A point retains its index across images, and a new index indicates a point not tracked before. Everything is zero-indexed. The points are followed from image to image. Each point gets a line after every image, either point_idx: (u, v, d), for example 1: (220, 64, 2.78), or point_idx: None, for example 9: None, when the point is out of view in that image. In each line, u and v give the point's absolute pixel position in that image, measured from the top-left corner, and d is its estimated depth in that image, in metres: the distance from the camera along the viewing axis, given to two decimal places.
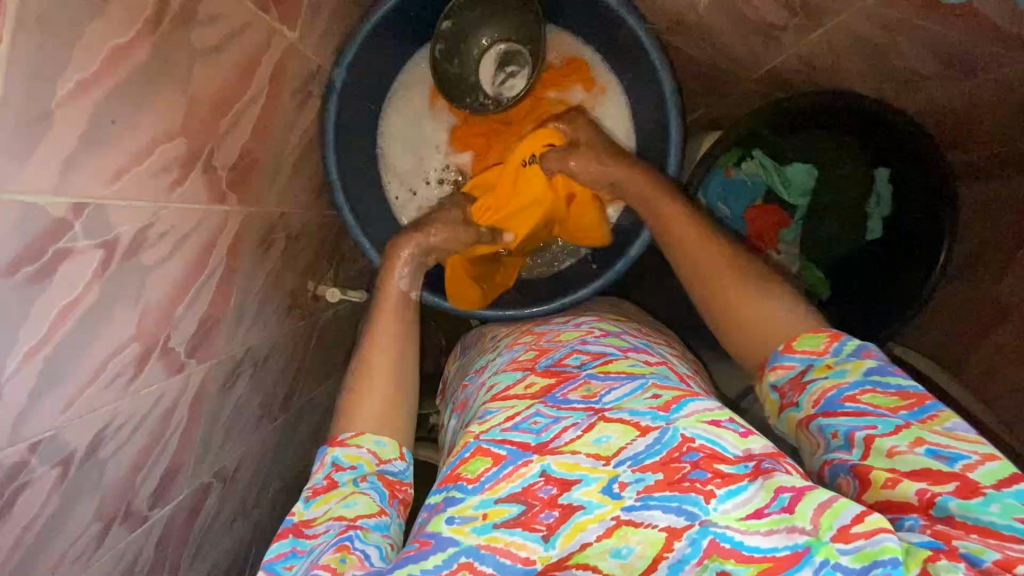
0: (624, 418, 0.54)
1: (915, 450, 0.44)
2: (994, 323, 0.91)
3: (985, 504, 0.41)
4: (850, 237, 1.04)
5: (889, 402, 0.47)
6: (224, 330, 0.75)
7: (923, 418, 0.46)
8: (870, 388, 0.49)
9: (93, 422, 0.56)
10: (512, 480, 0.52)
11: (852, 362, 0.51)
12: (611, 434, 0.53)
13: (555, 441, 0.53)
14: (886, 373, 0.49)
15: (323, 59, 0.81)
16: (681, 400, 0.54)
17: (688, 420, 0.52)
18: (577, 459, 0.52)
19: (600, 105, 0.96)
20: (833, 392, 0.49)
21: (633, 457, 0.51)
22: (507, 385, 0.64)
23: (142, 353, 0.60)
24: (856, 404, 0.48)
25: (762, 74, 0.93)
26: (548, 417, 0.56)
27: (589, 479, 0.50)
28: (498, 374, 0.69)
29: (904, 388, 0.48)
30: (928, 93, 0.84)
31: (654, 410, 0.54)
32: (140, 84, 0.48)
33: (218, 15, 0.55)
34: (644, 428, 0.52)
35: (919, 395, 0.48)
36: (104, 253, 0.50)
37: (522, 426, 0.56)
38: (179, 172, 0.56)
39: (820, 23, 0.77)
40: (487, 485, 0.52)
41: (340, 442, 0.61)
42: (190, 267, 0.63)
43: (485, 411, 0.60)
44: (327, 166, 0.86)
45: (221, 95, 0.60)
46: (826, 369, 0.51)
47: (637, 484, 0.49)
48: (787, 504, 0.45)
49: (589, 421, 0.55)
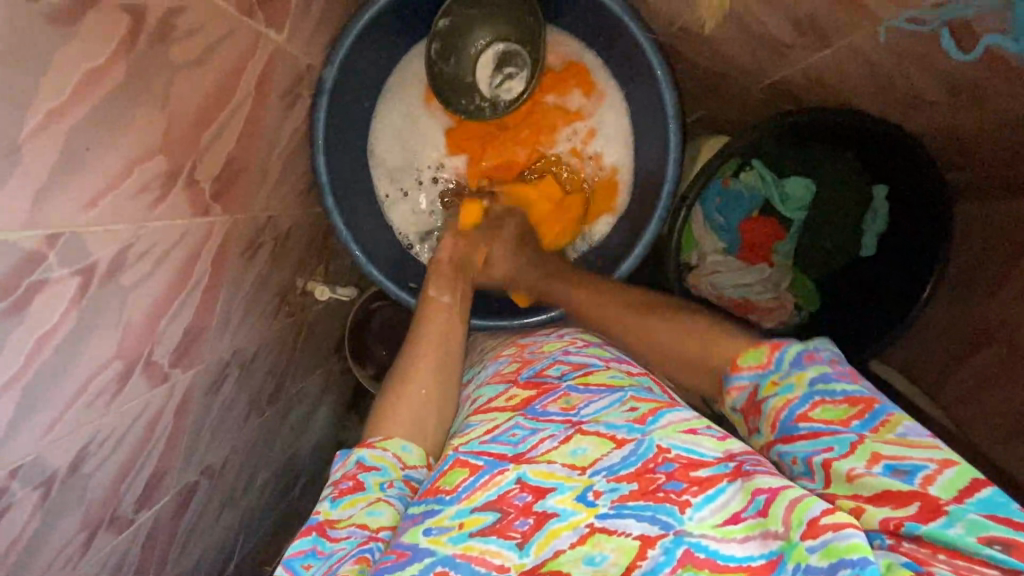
0: (601, 431, 0.56)
1: (873, 470, 0.44)
2: (976, 347, 0.93)
3: (949, 525, 0.40)
4: (847, 251, 1.04)
5: (839, 414, 0.48)
6: (208, 337, 0.75)
7: (874, 427, 0.46)
8: (818, 402, 0.49)
9: (76, 441, 0.56)
10: (489, 488, 0.53)
11: (795, 374, 0.52)
12: (587, 446, 0.55)
13: (532, 452, 0.55)
14: (830, 381, 0.50)
15: (314, 58, 0.78)
16: (656, 412, 0.57)
17: (664, 432, 0.54)
18: (552, 467, 0.53)
19: (599, 112, 0.92)
20: (786, 412, 0.50)
21: (608, 468, 0.52)
22: (489, 398, 0.67)
23: (124, 369, 0.59)
24: (809, 423, 0.49)
25: (764, 86, 0.91)
26: (526, 428, 0.59)
27: (564, 488, 0.51)
28: (482, 387, 0.71)
29: (851, 393, 0.49)
30: (932, 115, 0.83)
31: (630, 423, 0.56)
32: (117, 108, 0.46)
33: (199, 27, 0.52)
34: (620, 440, 0.54)
35: (866, 400, 0.48)
36: (81, 280, 0.49)
37: (501, 439, 0.58)
38: (160, 191, 0.54)
39: (830, 43, 0.73)
40: (464, 495, 0.53)
41: (368, 443, 0.64)
42: (174, 281, 0.62)
43: (467, 424, 0.64)
44: (317, 168, 0.83)
45: (204, 107, 0.57)
46: (774, 387, 0.52)
47: (612, 493, 0.50)
48: (762, 508, 0.45)
49: (567, 433, 0.57)
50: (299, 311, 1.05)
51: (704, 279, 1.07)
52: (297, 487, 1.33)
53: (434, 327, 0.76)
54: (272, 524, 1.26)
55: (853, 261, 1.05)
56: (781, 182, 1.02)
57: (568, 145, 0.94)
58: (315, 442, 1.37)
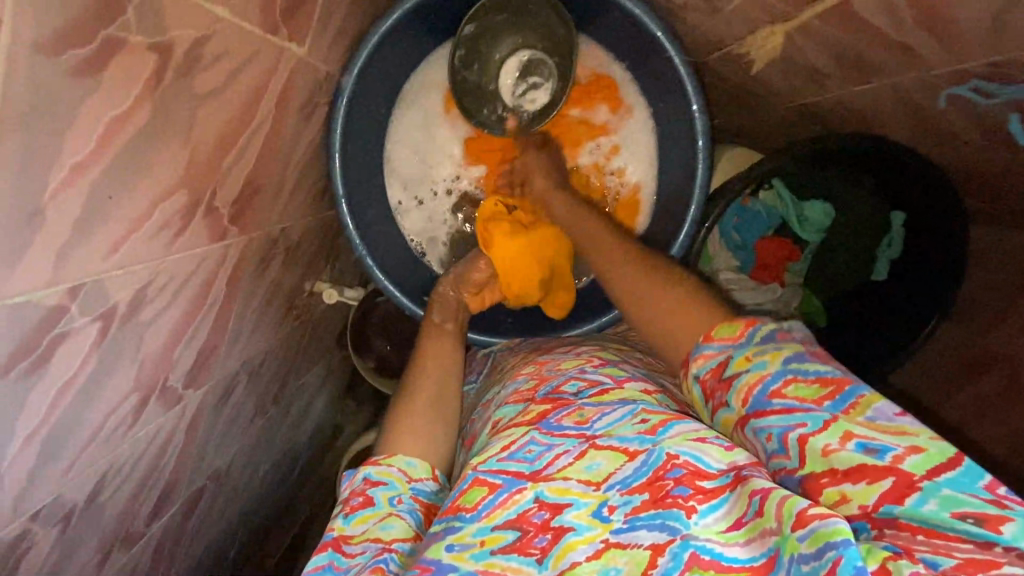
0: (614, 444, 0.52)
1: (846, 446, 0.43)
2: (980, 371, 0.95)
3: (922, 502, 0.39)
4: (857, 275, 1.05)
5: (811, 393, 0.46)
6: (219, 353, 0.73)
7: (846, 408, 0.45)
8: (791, 379, 0.48)
9: (94, 475, 0.55)
10: (508, 508, 0.50)
11: (770, 352, 0.50)
12: (601, 461, 0.51)
13: (549, 468, 0.52)
14: (804, 361, 0.48)
15: (332, 65, 0.74)
16: (667, 422, 0.53)
17: (674, 439, 0.50)
18: (569, 484, 0.50)
19: (624, 128, 0.90)
20: (759, 387, 0.48)
21: (622, 481, 0.49)
22: (510, 417, 0.62)
23: (140, 400, 0.58)
24: (782, 399, 0.47)
25: (793, 107, 0.88)
26: (542, 444, 0.55)
27: (579, 503, 0.49)
28: (501, 408, 0.67)
29: (823, 374, 0.47)
30: (961, 153, 0.81)
31: (641, 434, 0.52)
32: (140, 150, 0.43)
33: (224, 54, 0.49)
34: (633, 453, 0.51)
35: (838, 381, 0.46)
36: (101, 325, 0.46)
37: (517, 455, 0.54)
38: (179, 224, 0.52)
39: (872, 80, 0.70)
40: (484, 513, 0.50)
41: (373, 461, 0.61)
42: (190, 306, 0.60)
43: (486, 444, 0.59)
44: (335, 181, 0.81)
45: (225, 134, 0.54)
46: (747, 362, 0.50)
47: (624, 506, 0.48)
48: (758, 508, 0.43)
49: (581, 447, 0.53)
50: (306, 313, 1.03)
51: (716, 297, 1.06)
52: (296, 476, 1.34)
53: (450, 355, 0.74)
54: (272, 513, 1.27)
55: (864, 285, 1.06)
56: (800, 205, 1.01)
57: (590, 160, 0.91)
58: (314, 431, 1.37)
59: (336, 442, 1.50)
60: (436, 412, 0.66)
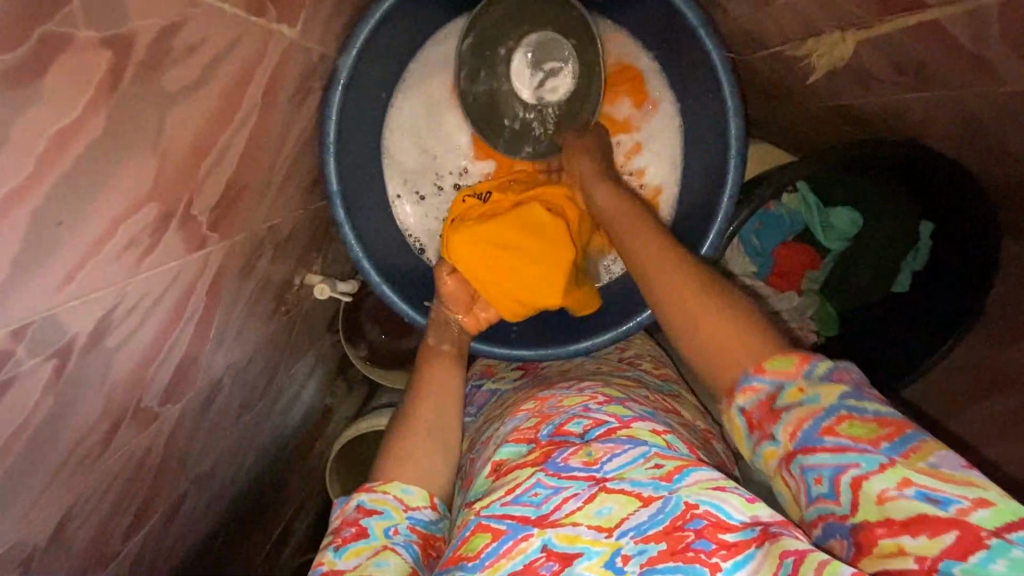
0: (626, 488, 0.49)
1: (905, 493, 0.38)
2: (995, 390, 0.92)
3: (989, 561, 0.35)
4: (880, 289, 0.99)
5: (869, 433, 0.41)
6: (201, 363, 0.67)
7: (905, 452, 0.40)
8: (845, 416, 0.42)
9: (58, 511, 0.50)
10: (514, 557, 0.47)
11: (824, 385, 0.44)
12: (612, 505, 0.48)
13: (556, 513, 0.48)
14: (860, 399, 0.43)
15: (328, 45, 0.66)
16: (683, 469, 0.49)
17: (692, 488, 0.47)
18: (578, 531, 0.47)
19: (648, 124, 0.83)
20: (810, 424, 0.42)
21: (636, 528, 0.47)
22: (509, 460, 0.56)
23: (110, 428, 0.52)
24: (835, 438, 0.41)
25: (832, 106, 0.81)
26: (549, 487, 0.50)
27: (591, 553, 0.46)
28: (499, 449, 0.58)
29: (882, 415, 0.42)
30: (1006, 171, 0.75)
31: (656, 480, 0.48)
32: (96, 165, 0.36)
33: (200, 43, 0.41)
34: (647, 497, 0.48)
35: (897, 424, 0.41)
36: (58, 361, 0.40)
37: (522, 499, 0.50)
38: (149, 240, 0.45)
39: (930, 89, 0.63)
40: (487, 563, 0.47)
41: (366, 488, 0.58)
42: (165, 324, 0.54)
43: (488, 489, 0.55)
44: (328, 174, 0.73)
45: (204, 134, 0.47)
46: (798, 394, 0.44)
47: (640, 556, 0.45)
48: (792, 569, 0.40)
49: (590, 491, 0.49)
50: (295, 307, 0.97)
51: None
52: (284, 465, 1.31)
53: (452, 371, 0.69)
54: (259, 503, 1.24)
55: (886, 297, 1.01)
56: (825, 211, 0.96)
57: None
58: (303, 420, 1.33)
59: (327, 429, 1.46)
60: (434, 437, 0.62)
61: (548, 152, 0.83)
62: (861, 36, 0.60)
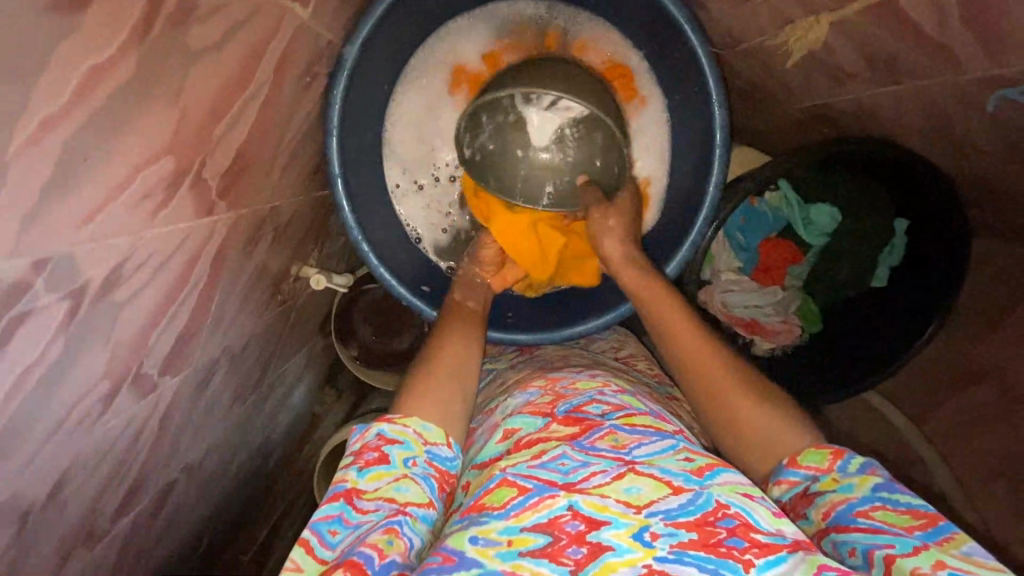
0: (655, 474, 0.54)
1: (938, 573, 0.44)
2: (970, 382, 0.99)
3: None
4: (858, 284, 1.04)
5: (902, 521, 0.48)
6: (201, 338, 0.68)
7: (939, 540, 0.46)
8: (880, 506, 0.50)
9: (55, 470, 0.50)
10: (539, 511, 0.51)
11: (858, 476, 0.52)
12: (641, 486, 0.53)
13: (583, 483, 0.53)
14: (895, 491, 0.50)
15: (334, 33, 0.69)
16: (714, 468, 0.55)
17: (723, 488, 0.53)
18: (606, 502, 0.51)
19: (637, 119, 0.87)
20: (843, 506, 0.51)
21: (666, 512, 0.51)
22: (527, 431, 0.63)
23: (112, 387, 0.52)
24: (868, 520, 0.49)
25: (809, 107, 0.87)
26: (576, 459, 0.56)
27: (619, 523, 0.50)
28: (513, 418, 0.66)
29: (915, 506, 0.49)
30: (974, 164, 0.80)
31: (687, 473, 0.54)
32: (122, 107, 0.38)
33: (221, 6, 0.44)
34: (677, 487, 0.53)
35: (931, 516, 0.48)
36: (70, 304, 0.41)
37: (550, 465, 0.56)
38: (164, 195, 0.47)
39: (900, 82, 0.68)
40: (512, 512, 0.51)
41: (387, 417, 0.62)
42: (171, 287, 0.55)
43: (509, 454, 0.60)
44: (330, 157, 0.76)
45: (220, 98, 0.49)
46: (833, 483, 0.53)
47: (669, 538, 0.49)
48: None
49: (619, 470, 0.55)
50: (291, 298, 0.98)
51: (716, 297, 1.05)
52: (270, 469, 1.28)
53: (451, 350, 0.70)
54: (243, 506, 1.21)
55: (865, 292, 1.05)
56: (806, 207, 1.00)
57: None
58: (291, 421, 1.31)
59: (314, 434, 1.44)
60: (437, 411, 0.64)
61: (572, 197, 0.84)
62: (832, 17, 0.64)
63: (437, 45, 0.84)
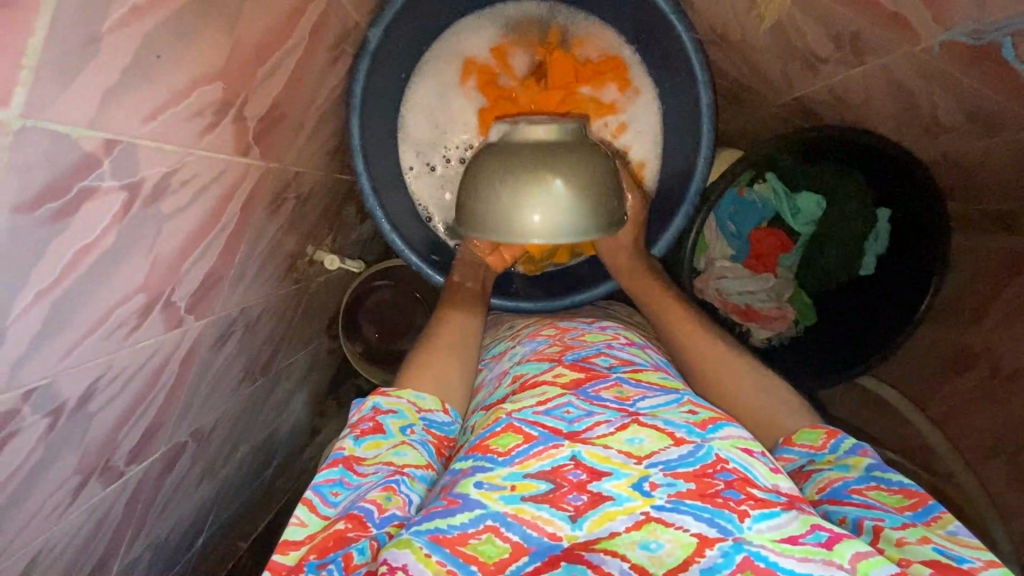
0: (659, 426, 0.55)
1: (923, 544, 0.47)
2: (958, 369, 1.01)
3: None
4: (842, 271, 1.08)
5: (893, 499, 0.52)
6: (223, 289, 0.72)
7: (927, 520, 0.50)
8: (874, 485, 0.54)
9: (88, 373, 0.52)
10: (543, 459, 0.53)
11: (851, 458, 0.57)
12: (644, 437, 0.54)
13: (587, 432, 0.55)
14: (887, 471, 0.55)
15: (359, 17, 0.78)
16: (716, 422, 0.57)
17: (723, 443, 0.54)
18: (608, 453, 0.53)
19: (631, 107, 0.96)
20: (839, 483, 0.55)
21: (665, 463, 0.52)
22: (533, 373, 0.67)
23: (146, 304, 0.56)
24: (862, 496, 0.53)
25: (788, 100, 0.96)
26: (581, 409, 0.58)
27: (620, 474, 0.51)
28: (521, 364, 0.71)
29: (906, 486, 0.53)
30: (943, 143, 0.86)
31: (690, 425, 0.56)
32: (188, 20, 0.45)
33: None
34: (678, 438, 0.54)
35: (922, 495, 0.52)
36: (127, 196, 0.46)
37: (556, 413, 0.58)
38: (212, 117, 0.53)
39: (865, 61, 0.76)
40: (517, 459, 0.53)
41: (381, 392, 0.67)
42: (205, 218, 0.59)
43: (517, 396, 0.63)
44: (351, 131, 0.84)
45: (264, 42, 0.56)
46: (828, 462, 0.58)
47: (668, 487, 0.50)
48: (824, 540, 0.46)
49: (623, 421, 0.56)
50: (305, 280, 1.03)
51: (711, 283, 1.12)
52: (270, 469, 1.27)
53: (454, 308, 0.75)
54: (242, 504, 1.18)
55: (854, 280, 1.09)
56: (792, 196, 1.06)
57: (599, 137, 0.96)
58: (294, 421, 1.31)
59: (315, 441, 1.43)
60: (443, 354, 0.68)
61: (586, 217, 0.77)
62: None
63: (449, 42, 0.93)
